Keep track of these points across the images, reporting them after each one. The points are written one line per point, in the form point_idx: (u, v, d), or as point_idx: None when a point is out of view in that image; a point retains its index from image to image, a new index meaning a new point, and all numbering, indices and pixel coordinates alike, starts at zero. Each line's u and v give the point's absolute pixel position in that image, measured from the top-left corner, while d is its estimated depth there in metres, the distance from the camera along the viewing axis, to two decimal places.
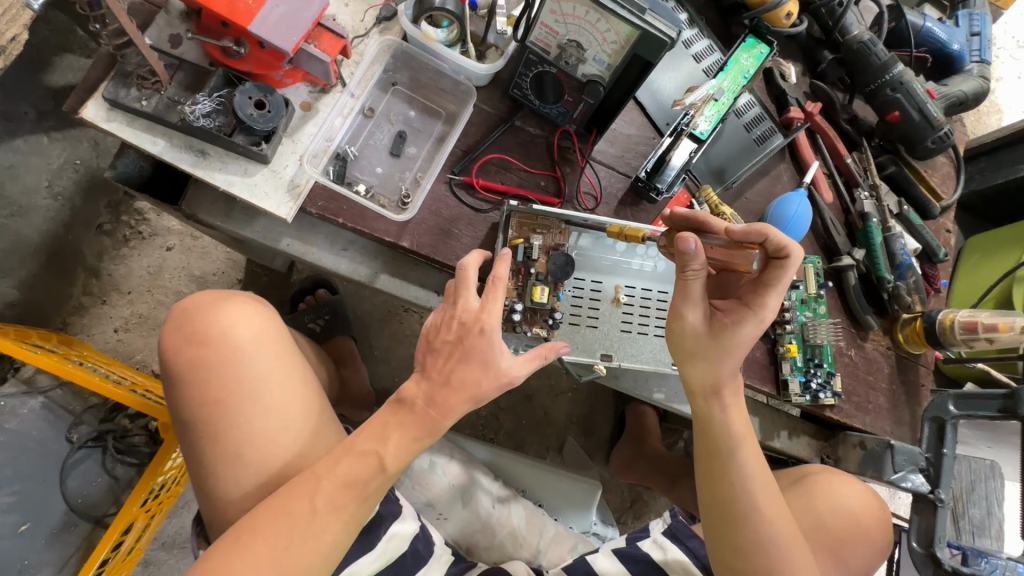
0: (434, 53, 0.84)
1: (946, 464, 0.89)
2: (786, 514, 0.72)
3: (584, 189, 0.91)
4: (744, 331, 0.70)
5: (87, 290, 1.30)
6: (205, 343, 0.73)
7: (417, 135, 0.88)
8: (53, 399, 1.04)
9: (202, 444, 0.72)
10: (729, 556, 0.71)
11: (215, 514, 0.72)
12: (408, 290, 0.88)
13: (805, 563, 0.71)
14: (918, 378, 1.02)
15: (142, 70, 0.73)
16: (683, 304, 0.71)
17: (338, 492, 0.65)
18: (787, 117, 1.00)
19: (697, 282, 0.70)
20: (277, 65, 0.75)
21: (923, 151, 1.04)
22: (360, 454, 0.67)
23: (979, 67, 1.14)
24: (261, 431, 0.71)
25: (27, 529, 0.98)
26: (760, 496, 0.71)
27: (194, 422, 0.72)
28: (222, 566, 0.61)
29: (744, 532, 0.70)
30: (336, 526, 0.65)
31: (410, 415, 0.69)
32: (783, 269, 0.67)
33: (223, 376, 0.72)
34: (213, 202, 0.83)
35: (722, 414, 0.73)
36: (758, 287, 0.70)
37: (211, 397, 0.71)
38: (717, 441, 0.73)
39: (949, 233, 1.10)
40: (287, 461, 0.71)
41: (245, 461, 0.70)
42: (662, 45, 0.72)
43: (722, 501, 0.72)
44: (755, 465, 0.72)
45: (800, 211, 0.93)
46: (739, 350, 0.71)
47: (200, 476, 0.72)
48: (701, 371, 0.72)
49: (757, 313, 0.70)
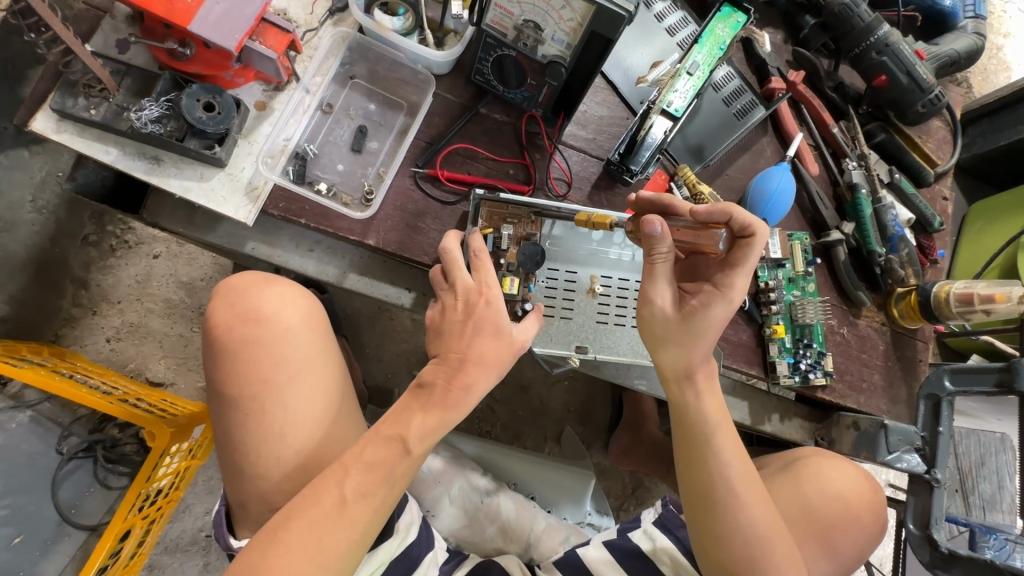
0: (390, 43, 0.81)
1: (942, 443, 0.85)
2: (769, 500, 0.70)
3: (554, 175, 0.88)
4: (715, 312, 0.68)
5: (76, 302, 1.30)
6: (256, 322, 0.71)
7: (378, 128, 0.85)
8: (42, 412, 1.06)
9: (242, 421, 0.70)
10: (711, 548, 0.69)
11: (243, 495, 0.70)
12: (379, 288, 0.86)
13: (789, 552, 0.69)
14: (916, 354, 0.98)
15: (87, 78, 0.72)
16: (650, 288, 0.69)
17: (365, 479, 0.65)
18: (769, 88, 0.95)
19: (664, 264, 0.68)
20: (226, 65, 0.74)
21: (913, 116, 1.00)
22: (386, 440, 0.66)
23: (974, 23, 1.08)
24: (305, 412, 0.70)
25: (21, 542, 1.00)
26: (740, 484, 0.69)
27: (235, 397, 0.70)
28: (261, 561, 0.61)
29: (725, 521, 0.68)
30: (366, 513, 0.64)
31: (431, 401, 0.68)
32: (750, 247, 0.67)
33: (272, 356, 0.70)
34: (175, 209, 0.82)
35: (696, 401, 0.71)
36: (726, 267, 0.69)
37: (260, 373, 0.70)
38: (695, 429, 0.70)
39: (945, 200, 1.04)
40: (325, 446, 0.71)
41: (287, 440, 0.69)
42: (619, 20, 0.68)
43: (700, 490, 0.70)
44: (735, 453, 0.70)
45: (782, 185, 0.89)
46: (711, 334, 0.69)
47: (235, 454, 0.70)
48: (674, 357, 0.70)
49: (727, 293, 0.68)
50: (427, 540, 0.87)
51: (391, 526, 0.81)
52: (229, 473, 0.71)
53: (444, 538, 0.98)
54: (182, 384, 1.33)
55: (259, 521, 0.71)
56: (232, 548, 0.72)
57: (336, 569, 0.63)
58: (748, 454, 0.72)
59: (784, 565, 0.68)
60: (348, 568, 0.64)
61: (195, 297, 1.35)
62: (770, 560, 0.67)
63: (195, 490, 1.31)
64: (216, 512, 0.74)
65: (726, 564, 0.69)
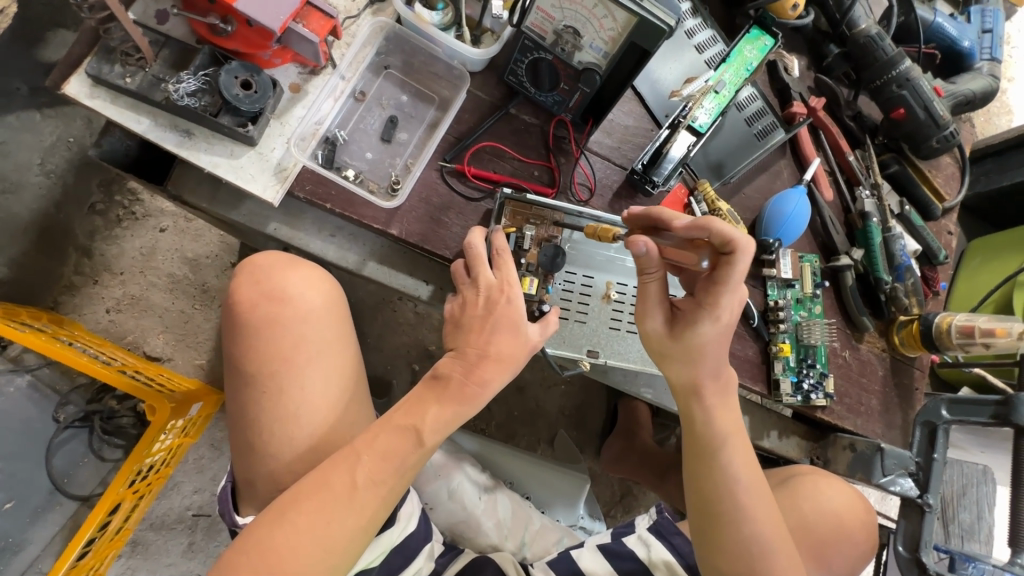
0: (427, 36, 0.82)
1: (935, 468, 0.87)
2: (775, 515, 0.71)
3: (578, 180, 0.89)
4: (704, 329, 0.69)
5: (78, 270, 1.30)
6: (280, 304, 0.71)
7: (409, 120, 0.86)
8: (40, 377, 1.04)
9: (259, 398, 0.69)
10: (715, 557, 0.71)
11: (252, 474, 0.70)
12: (396, 278, 0.87)
13: (794, 566, 0.70)
14: (912, 382, 1.01)
15: (127, 46, 0.72)
16: (641, 308, 0.71)
17: (378, 467, 0.65)
18: (790, 111, 0.98)
19: (653, 283, 0.69)
20: (265, 44, 0.73)
21: (928, 151, 1.03)
22: (398, 429, 0.67)
23: (990, 65, 1.11)
24: (321, 394, 0.71)
25: (12, 508, 0.99)
26: (746, 497, 0.70)
27: (254, 375, 0.69)
28: (264, 538, 0.61)
29: (730, 532, 0.69)
30: (374, 501, 0.65)
31: (447, 390, 0.69)
32: (731, 265, 0.64)
33: (294, 335, 0.70)
34: (199, 184, 0.81)
35: (703, 414, 0.72)
36: (712, 282, 0.67)
37: (281, 352, 0.70)
38: (704, 440, 0.72)
39: (950, 235, 1.08)
40: (336, 429, 0.71)
41: (301, 421, 0.69)
42: (659, 34, 0.70)
43: (706, 500, 0.71)
44: (743, 466, 0.71)
45: (798, 209, 0.92)
46: (704, 353, 0.70)
47: (247, 431, 0.70)
48: (678, 372, 0.72)
49: (714, 310, 0.68)
50: (425, 532, 0.87)
51: (393, 514, 0.81)
52: (239, 451, 0.71)
53: (440, 531, 0.98)
54: (180, 360, 1.32)
55: (266, 501, 0.71)
56: (237, 524, 0.71)
57: (345, 554, 0.64)
58: (758, 469, 0.72)
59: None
60: (354, 554, 0.65)
61: (198, 274, 1.35)
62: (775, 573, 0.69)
63: (185, 467, 1.30)
64: (221, 488, 0.73)
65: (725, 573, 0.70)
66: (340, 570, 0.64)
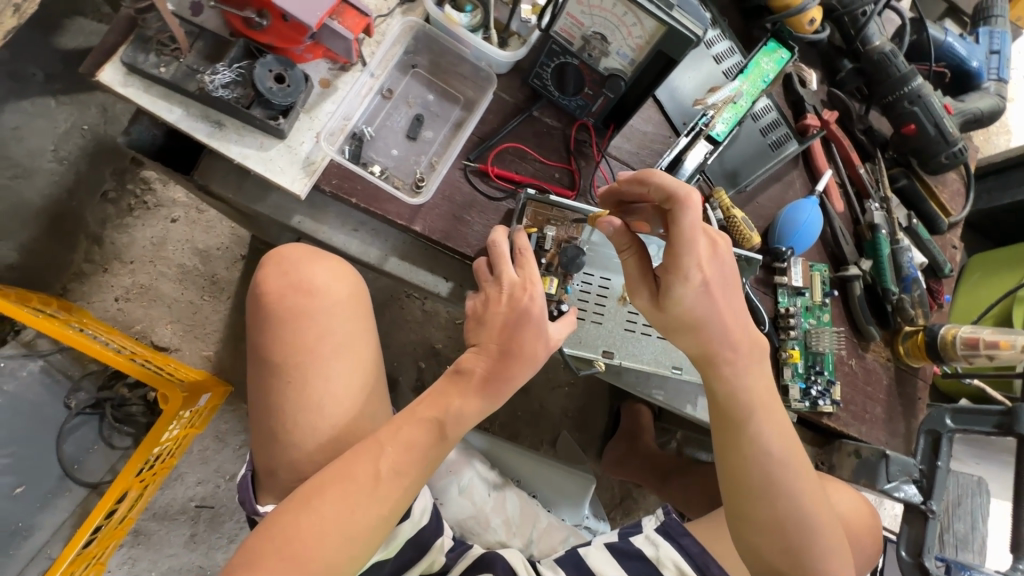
0: (456, 37, 0.83)
1: (939, 476, 0.90)
2: (808, 484, 0.71)
3: (597, 184, 0.91)
4: (678, 293, 0.66)
5: (89, 257, 1.31)
6: (307, 295, 0.72)
7: (435, 119, 0.87)
8: (53, 363, 1.04)
9: (284, 388, 0.70)
10: (747, 535, 0.71)
11: (273, 463, 0.71)
12: (417, 274, 0.88)
13: (824, 540, 0.70)
14: (915, 392, 1.03)
15: (162, 36, 0.73)
16: (628, 286, 0.71)
17: (401, 458, 0.66)
18: (804, 123, 1.00)
19: (631, 258, 0.70)
20: (299, 39, 0.73)
21: (936, 166, 1.05)
22: (422, 421, 0.68)
23: (997, 86, 1.14)
24: (344, 385, 0.72)
25: (21, 493, 0.99)
26: (779, 471, 0.69)
27: (279, 365, 0.70)
28: (291, 526, 0.61)
29: (763, 508, 0.69)
30: (396, 491, 0.66)
31: (470, 385, 0.70)
32: (676, 218, 0.63)
33: (321, 327, 0.71)
34: (226, 176, 0.82)
35: (724, 385, 0.71)
36: (668, 240, 0.65)
37: (307, 344, 0.71)
38: (734, 413, 0.71)
39: (955, 249, 1.11)
40: (357, 421, 0.72)
41: (324, 412, 0.70)
42: (687, 43, 0.72)
43: (737, 477, 0.70)
44: (775, 438, 0.70)
45: (810, 218, 0.94)
46: (687, 320, 0.68)
47: (270, 420, 0.71)
48: (690, 342, 0.70)
49: (680, 271, 0.64)
50: (437, 527, 0.88)
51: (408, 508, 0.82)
52: (261, 440, 0.72)
53: (450, 526, 0.98)
54: (187, 351, 1.32)
55: (286, 489, 0.71)
56: (257, 512, 0.72)
57: (366, 541, 0.64)
58: (790, 439, 0.72)
59: (821, 546, 0.70)
60: (374, 542, 0.66)
61: (208, 265, 1.36)
62: (805, 546, 0.69)
63: (189, 458, 1.30)
64: (241, 476, 0.74)
65: (763, 547, 0.70)
66: (360, 557, 0.65)
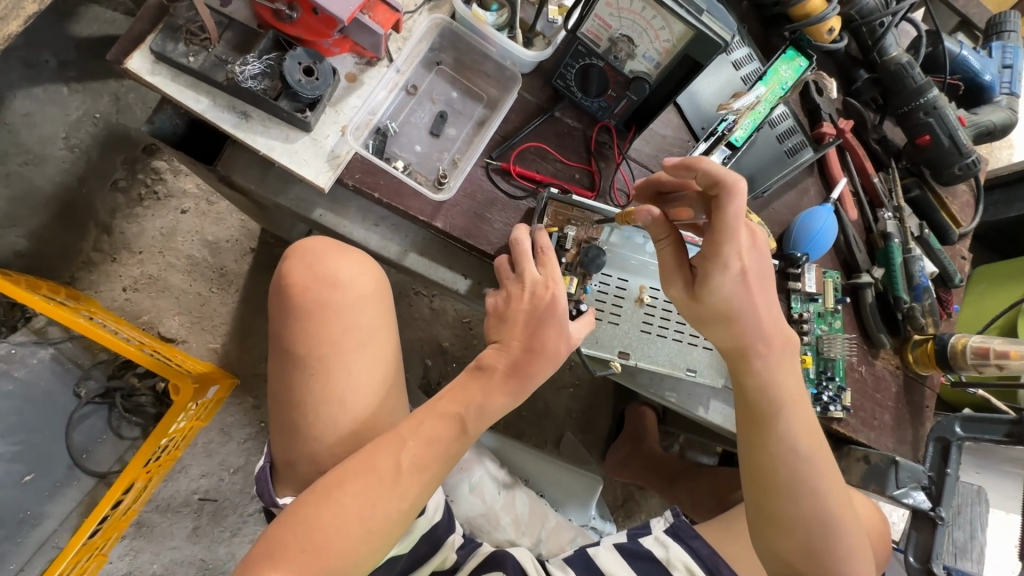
0: (482, 35, 0.84)
1: (948, 482, 0.91)
2: (833, 483, 0.72)
3: (617, 185, 0.91)
4: (717, 281, 0.69)
5: (98, 246, 1.28)
6: (333, 288, 0.72)
7: (458, 116, 0.88)
8: (63, 351, 1.06)
9: (306, 380, 0.70)
10: (767, 532, 0.72)
11: (293, 455, 0.71)
12: (436, 271, 0.88)
13: (846, 545, 0.71)
14: (922, 400, 1.04)
15: (192, 25, 0.73)
16: (663, 277, 0.73)
17: (422, 452, 0.66)
18: (820, 131, 1.00)
19: (667, 248, 0.72)
20: (328, 33, 0.74)
21: (948, 177, 1.07)
22: (444, 416, 0.68)
23: (1009, 99, 1.16)
24: (366, 379, 0.72)
25: (30, 480, 1.00)
26: (805, 469, 0.71)
27: (302, 357, 0.70)
28: (314, 518, 0.61)
29: (785, 505, 0.71)
30: (417, 486, 0.66)
31: (491, 380, 0.71)
32: (721, 205, 0.63)
33: (344, 320, 0.71)
34: (249, 166, 0.82)
35: (755, 379, 0.73)
36: (712, 229, 0.66)
37: (329, 337, 0.71)
38: (762, 408, 0.73)
39: (964, 259, 1.12)
40: (376, 416, 0.72)
41: (345, 405, 0.70)
42: (715, 48, 0.73)
43: (760, 472, 0.72)
44: (802, 436, 0.72)
45: (826, 225, 0.94)
46: (721, 310, 0.71)
47: (290, 413, 0.70)
48: (721, 334, 0.73)
49: (720, 260, 0.67)
50: (449, 524, 0.88)
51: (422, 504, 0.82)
52: (281, 432, 0.72)
53: (459, 524, 0.98)
54: (194, 343, 1.31)
55: (304, 481, 0.72)
56: (275, 504, 0.72)
57: (388, 535, 0.65)
58: (818, 438, 0.73)
59: (843, 548, 0.71)
60: (395, 537, 0.66)
61: (217, 257, 1.35)
62: (826, 548, 0.70)
63: (193, 450, 1.29)
64: (258, 468, 0.74)
65: (784, 545, 0.71)
66: (383, 550, 0.65)
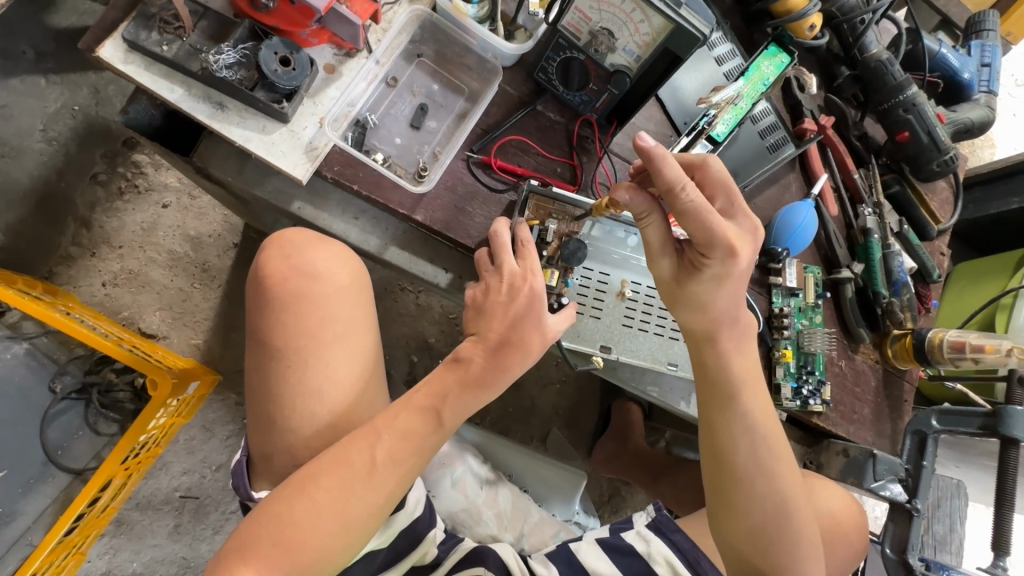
0: (462, 27, 0.83)
1: (924, 475, 0.93)
2: (789, 465, 0.74)
3: (599, 179, 0.90)
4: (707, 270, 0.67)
5: (76, 241, 1.27)
6: (309, 282, 0.71)
7: (439, 109, 0.87)
8: (38, 346, 1.04)
9: (282, 374, 0.69)
10: (737, 518, 0.72)
11: (271, 448, 0.70)
12: (417, 264, 0.88)
13: (808, 528, 0.73)
14: (901, 394, 1.05)
15: (167, 14, 0.72)
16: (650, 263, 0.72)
17: (397, 446, 0.66)
18: (801, 128, 1.02)
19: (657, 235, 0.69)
20: (305, 23, 0.73)
21: (928, 173, 1.07)
22: (418, 410, 0.68)
23: (986, 97, 1.17)
24: (344, 372, 0.71)
25: (4, 477, 0.99)
26: (765, 450, 0.72)
27: (279, 349, 0.70)
28: (286, 513, 0.61)
29: (750, 489, 0.71)
30: (393, 480, 0.65)
31: (468, 372, 0.70)
32: (678, 200, 0.62)
33: (321, 313, 0.71)
34: (226, 158, 0.81)
35: (723, 360, 0.72)
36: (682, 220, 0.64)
37: (307, 329, 0.70)
38: (724, 388, 0.72)
39: (943, 255, 1.14)
40: (354, 410, 0.71)
41: (323, 398, 0.70)
42: (694, 42, 0.73)
43: (725, 455, 0.72)
44: (761, 416, 0.73)
45: (807, 220, 0.95)
46: (710, 302, 0.69)
47: (267, 406, 0.70)
48: (694, 323, 0.71)
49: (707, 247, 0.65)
50: (430, 519, 0.87)
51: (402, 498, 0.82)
52: (259, 427, 0.71)
53: (441, 519, 0.97)
54: (175, 339, 1.29)
55: (280, 476, 0.71)
56: (251, 499, 0.71)
57: (361, 531, 0.64)
58: (773, 418, 0.74)
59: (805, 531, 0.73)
60: (370, 531, 0.65)
61: (199, 252, 1.33)
62: (789, 530, 0.72)
63: (174, 448, 1.27)
64: (235, 462, 0.73)
65: (748, 527, 0.72)
66: (357, 545, 0.65)
